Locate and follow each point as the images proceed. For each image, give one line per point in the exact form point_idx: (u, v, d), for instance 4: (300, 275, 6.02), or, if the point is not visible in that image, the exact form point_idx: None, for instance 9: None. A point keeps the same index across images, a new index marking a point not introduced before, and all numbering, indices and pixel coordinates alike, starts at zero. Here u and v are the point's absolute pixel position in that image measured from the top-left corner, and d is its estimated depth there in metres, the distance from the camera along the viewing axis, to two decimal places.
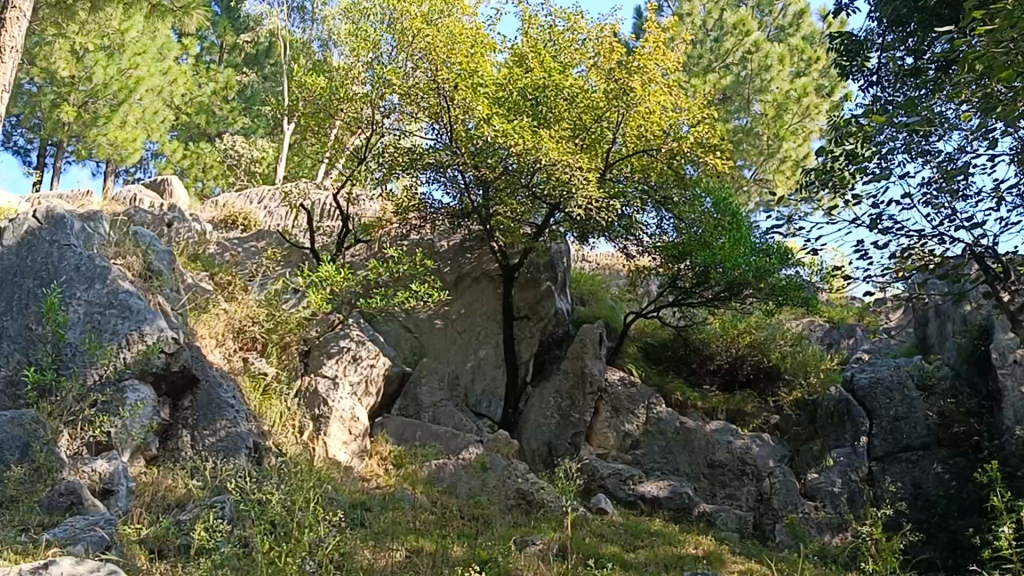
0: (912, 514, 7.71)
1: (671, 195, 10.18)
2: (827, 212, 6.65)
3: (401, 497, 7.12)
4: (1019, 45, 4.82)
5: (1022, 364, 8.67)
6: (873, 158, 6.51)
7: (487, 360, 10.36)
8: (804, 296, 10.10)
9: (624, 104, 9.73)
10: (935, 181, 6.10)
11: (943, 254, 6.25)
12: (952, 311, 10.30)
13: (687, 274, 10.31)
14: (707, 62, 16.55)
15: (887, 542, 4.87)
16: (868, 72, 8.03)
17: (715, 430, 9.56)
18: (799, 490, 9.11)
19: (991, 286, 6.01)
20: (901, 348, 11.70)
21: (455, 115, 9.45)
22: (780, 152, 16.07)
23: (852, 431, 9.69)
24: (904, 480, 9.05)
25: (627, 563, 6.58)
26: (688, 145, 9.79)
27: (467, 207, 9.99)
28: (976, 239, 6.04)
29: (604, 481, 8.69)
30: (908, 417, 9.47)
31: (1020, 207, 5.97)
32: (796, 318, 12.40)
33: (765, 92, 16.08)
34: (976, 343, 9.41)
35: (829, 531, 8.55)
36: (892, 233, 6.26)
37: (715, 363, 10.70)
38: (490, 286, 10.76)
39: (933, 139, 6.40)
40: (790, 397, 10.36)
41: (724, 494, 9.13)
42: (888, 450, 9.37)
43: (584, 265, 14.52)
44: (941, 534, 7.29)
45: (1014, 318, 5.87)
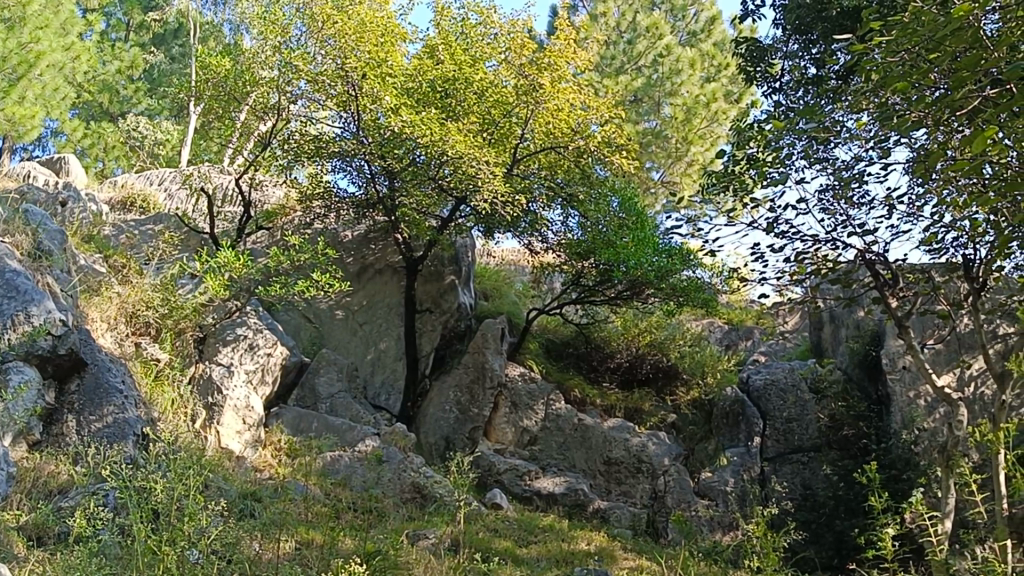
0: (800, 513, 7.87)
1: (579, 194, 10.17)
2: (726, 215, 6.71)
3: (292, 488, 7.02)
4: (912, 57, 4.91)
5: (911, 370, 8.89)
6: (773, 163, 6.56)
7: (388, 352, 10.32)
8: (705, 297, 10.14)
9: (534, 101, 9.77)
10: (831, 187, 6.21)
11: (836, 260, 6.34)
12: (845, 316, 10.51)
13: (590, 271, 10.34)
14: (619, 63, 16.80)
15: (768, 538, 4.96)
16: (773, 79, 8.18)
17: (613, 427, 9.62)
18: (693, 488, 9.21)
19: (881, 292, 6.12)
20: (795, 351, 11.96)
21: (363, 105, 9.30)
22: (688, 155, 16.17)
23: (746, 432, 9.78)
24: (793, 482, 9.20)
25: (519, 558, 6.59)
26: (595, 143, 9.87)
27: (372, 197, 9.85)
28: (868, 245, 6.15)
29: (500, 476, 8.74)
30: (801, 419, 9.62)
31: (911, 215, 6.07)
32: (696, 319, 12.61)
33: (675, 95, 16.27)
34: (868, 348, 9.55)
35: (720, 529, 8.65)
36: (787, 237, 6.36)
37: (615, 361, 10.84)
38: (393, 278, 10.75)
39: (831, 146, 6.48)
40: (688, 396, 10.71)
41: (619, 492, 9.19)
42: (780, 451, 9.51)
43: (489, 259, 14.57)
44: (828, 534, 7.51)
45: (901, 325, 5.98)
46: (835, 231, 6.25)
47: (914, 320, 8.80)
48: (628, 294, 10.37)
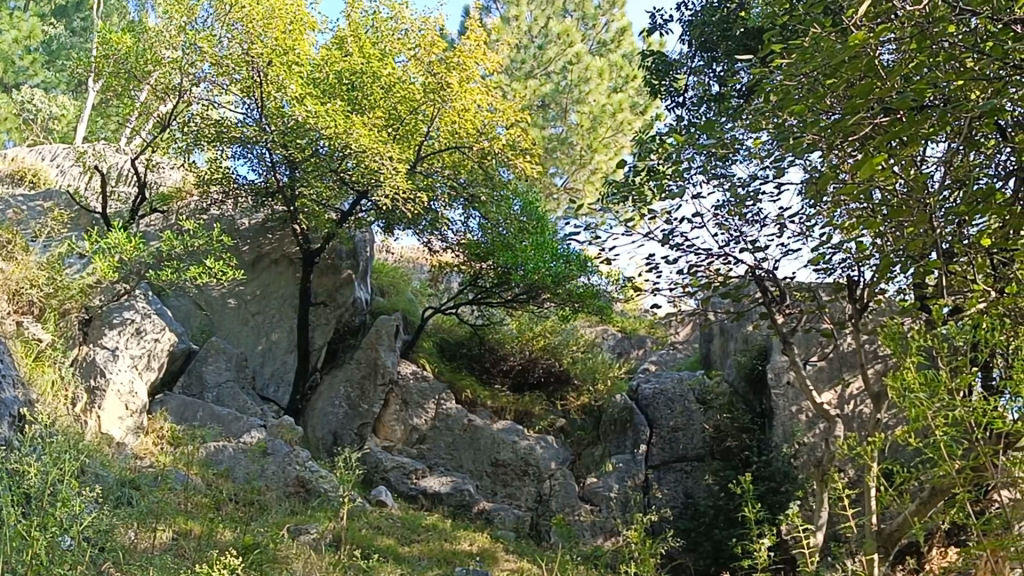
0: (680, 521, 8.00)
1: (480, 195, 10.21)
2: (625, 225, 6.77)
3: (172, 477, 6.89)
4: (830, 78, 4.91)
5: (794, 386, 9.06)
6: (673, 177, 6.64)
7: (279, 344, 10.25)
8: (599, 304, 10.25)
9: (441, 99, 9.79)
10: (727, 203, 6.32)
11: (728, 274, 6.47)
12: (735, 330, 10.72)
13: (488, 272, 10.39)
14: (528, 67, 16.86)
15: (644, 545, 5.05)
16: (676, 93, 8.34)
17: (502, 429, 9.66)
18: (578, 493, 9.23)
19: (768, 308, 6.26)
20: (685, 361, 12.16)
21: (268, 92, 9.17)
22: (591, 163, 16.29)
23: (632, 439, 9.88)
24: (676, 490, 9.34)
25: (399, 556, 6.57)
26: (501, 146, 10.02)
27: (272, 185, 9.71)
28: (759, 262, 6.28)
29: (386, 474, 8.70)
30: (686, 429, 9.77)
31: (802, 235, 6.22)
32: (591, 325, 12.76)
33: (582, 103, 16.41)
34: (755, 362, 9.74)
35: (602, 534, 8.69)
36: (682, 249, 6.47)
37: (508, 364, 10.92)
38: (289, 269, 10.71)
39: (731, 163, 6.60)
40: (577, 402, 10.70)
41: (505, 493, 9.23)
42: (664, 459, 9.64)
43: (387, 255, 14.50)
44: (706, 543, 7.66)
45: (786, 341, 6.12)
46: (728, 245, 6.38)
47: (800, 337, 9.00)
48: (524, 297, 10.44)
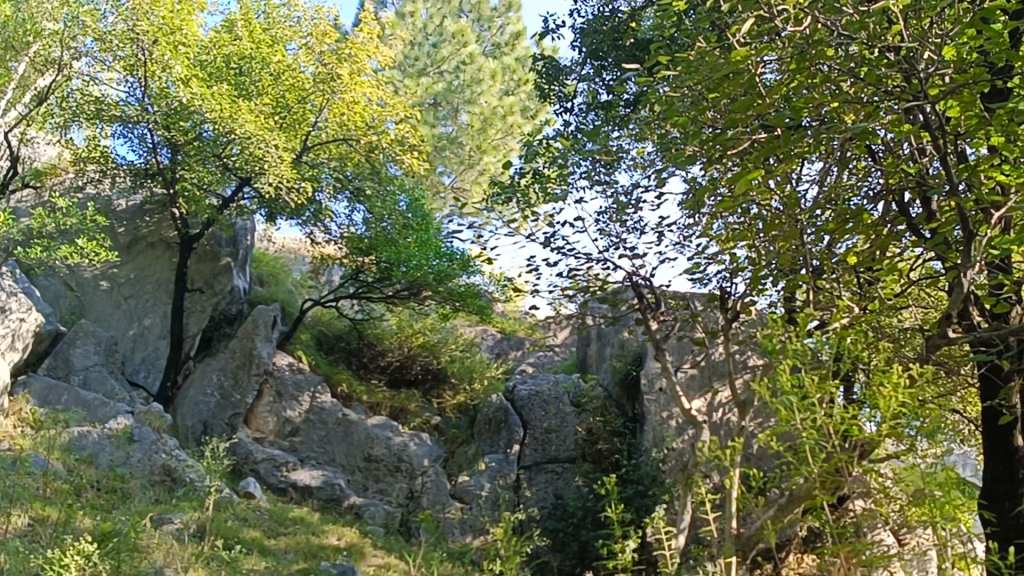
0: (549, 522, 8.11)
1: (366, 188, 10.27)
2: (507, 226, 6.82)
3: (31, 461, 6.66)
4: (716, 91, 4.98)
5: (666, 393, 9.21)
6: (559, 184, 6.71)
7: (151, 329, 10.05)
8: (480, 304, 10.22)
9: (330, 90, 9.87)
10: (608, 209, 6.42)
11: (606, 279, 6.57)
12: (612, 336, 10.89)
13: (370, 267, 10.30)
14: (421, 65, 16.88)
15: (509, 543, 5.14)
16: (564, 98, 8.41)
17: (376, 425, 9.63)
18: (449, 490, 9.25)
19: (643, 314, 6.37)
20: (562, 364, 12.32)
21: (151, 71, 9.03)
22: (479, 164, 16.27)
23: (506, 439, 9.97)
24: (546, 491, 9.35)
25: (264, 549, 6.49)
26: (389, 140, 10.23)
27: (152, 167, 9.50)
28: (636, 269, 6.40)
29: (256, 465, 8.59)
30: (559, 431, 9.85)
31: (679, 244, 6.35)
32: (470, 325, 12.87)
33: (473, 104, 16.47)
34: (629, 368, 9.89)
35: (471, 532, 8.71)
36: (563, 253, 6.55)
37: (386, 359, 10.93)
38: (166, 253, 10.54)
39: (614, 172, 6.68)
40: (453, 400, 10.82)
41: (376, 489, 9.16)
42: (536, 460, 9.68)
43: (268, 245, 14.35)
44: (573, 544, 7.79)
45: (659, 347, 6.21)
46: (608, 251, 6.48)
47: (673, 344, 9.18)
48: (405, 293, 10.33)
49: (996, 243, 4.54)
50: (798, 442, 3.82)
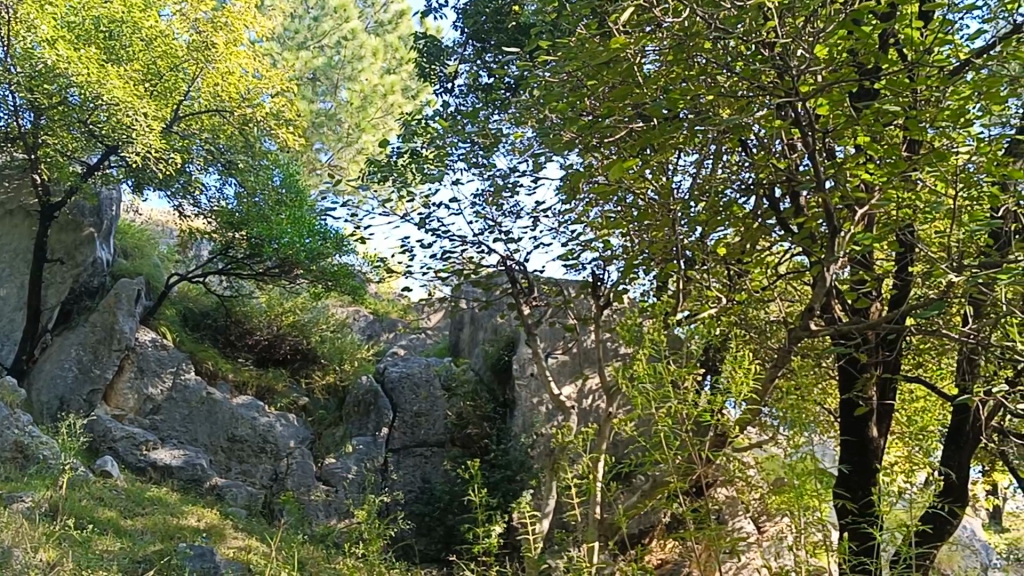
0: (416, 506, 8.12)
1: (238, 162, 10.11)
2: (380, 206, 6.75)
3: None
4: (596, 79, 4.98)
5: (537, 378, 9.28)
6: (437, 167, 6.64)
7: (7, 300, 9.69)
8: (353, 284, 10.15)
9: (204, 59, 9.66)
10: (485, 192, 6.38)
11: (480, 263, 6.54)
12: (485, 320, 10.94)
13: (240, 243, 10.06)
14: (301, 38, 16.42)
15: (371, 527, 5.10)
16: (444, 79, 8.37)
17: (240, 405, 9.48)
18: (314, 473, 9.20)
19: (515, 299, 6.34)
20: (434, 347, 12.32)
21: (15, 31, 8.39)
22: (358, 142, 16.34)
23: (374, 422, 9.85)
24: (414, 475, 9.32)
25: (120, 530, 6.28)
26: (263, 114, 10.06)
27: (12, 131, 9.05)
28: (510, 253, 6.39)
29: (114, 444, 8.29)
30: (429, 415, 9.85)
31: (553, 231, 6.37)
32: (343, 305, 12.78)
33: (354, 81, 16.28)
34: (501, 353, 9.91)
35: (335, 515, 8.64)
36: (437, 235, 6.49)
37: (254, 338, 10.69)
38: (25, 221, 10.20)
39: (491, 155, 6.66)
40: (323, 380, 10.88)
41: (239, 470, 8.99)
42: (404, 444, 9.62)
43: (136, 217, 13.92)
44: (439, 528, 7.80)
45: (531, 332, 6.19)
46: (482, 234, 6.45)
47: (545, 330, 9.22)
48: (276, 271, 10.22)
49: (858, 239, 4.65)
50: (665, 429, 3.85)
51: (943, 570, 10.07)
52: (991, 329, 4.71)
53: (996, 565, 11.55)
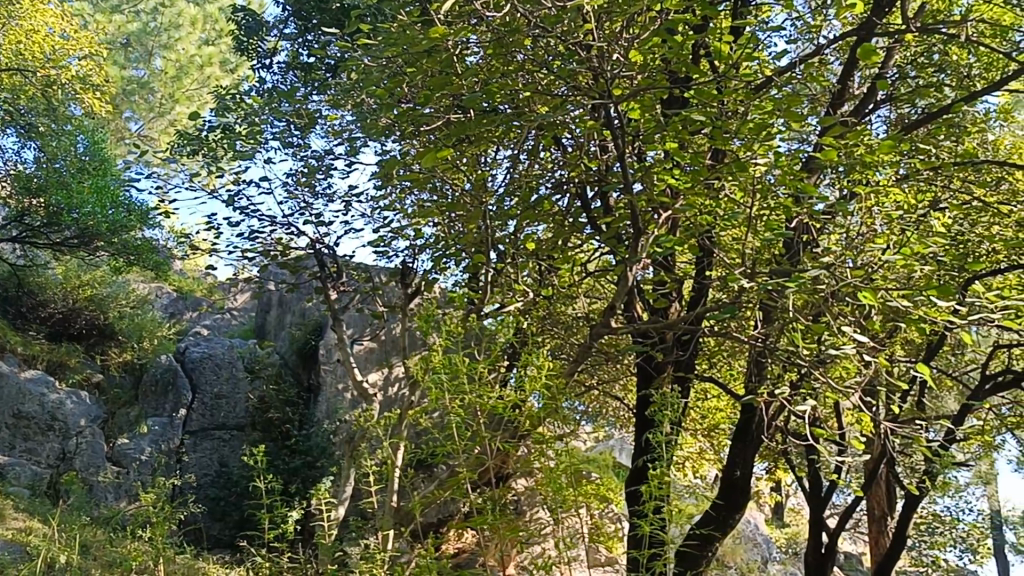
0: (211, 490, 8.02)
1: (39, 125, 9.55)
2: (188, 178, 6.53)
3: None
4: (417, 65, 4.88)
5: (343, 364, 9.25)
6: (251, 144, 6.46)
7: None
8: (156, 259, 10.01)
9: (7, 14, 9.04)
10: (297, 173, 6.29)
11: (288, 244, 6.44)
12: (293, 303, 10.83)
13: (37, 211, 9.46)
14: (115, 0, 15.72)
15: (160, 510, 4.96)
16: (262, 55, 8.17)
17: (29, 379, 8.98)
18: (105, 453, 9.02)
19: (323, 284, 6.27)
20: (239, 328, 12.09)
21: None
22: (171, 113, 15.82)
23: (172, 402, 9.80)
24: (210, 458, 9.43)
25: None
26: (69, 78, 9.60)
27: None
28: (320, 236, 6.32)
29: None
30: (229, 397, 9.95)
31: (364, 217, 6.34)
32: (145, 281, 12.38)
33: (169, 50, 15.84)
34: (308, 337, 9.82)
35: (124, 498, 8.61)
36: (246, 213, 6.35)
37: (47, 311, 10.18)
38: None
39: (306, 136, 6.56)
40: (119, 359, 10.39)
41: (24, 449, 8.56)
42: (202, 426, 9.70)
43: None
44: (234, 513, 7.79)
45: (337, 317, 6.09)
46: (292, 215, 6.35)
47: (353, 316, 9.17)
48: (74, 242, 9.75)
49: (660, 242, 4.79)
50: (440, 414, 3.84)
51: (726, 561, 10.56)
52: (778, 334, 4.95)
53: (774, 556, 12.18)
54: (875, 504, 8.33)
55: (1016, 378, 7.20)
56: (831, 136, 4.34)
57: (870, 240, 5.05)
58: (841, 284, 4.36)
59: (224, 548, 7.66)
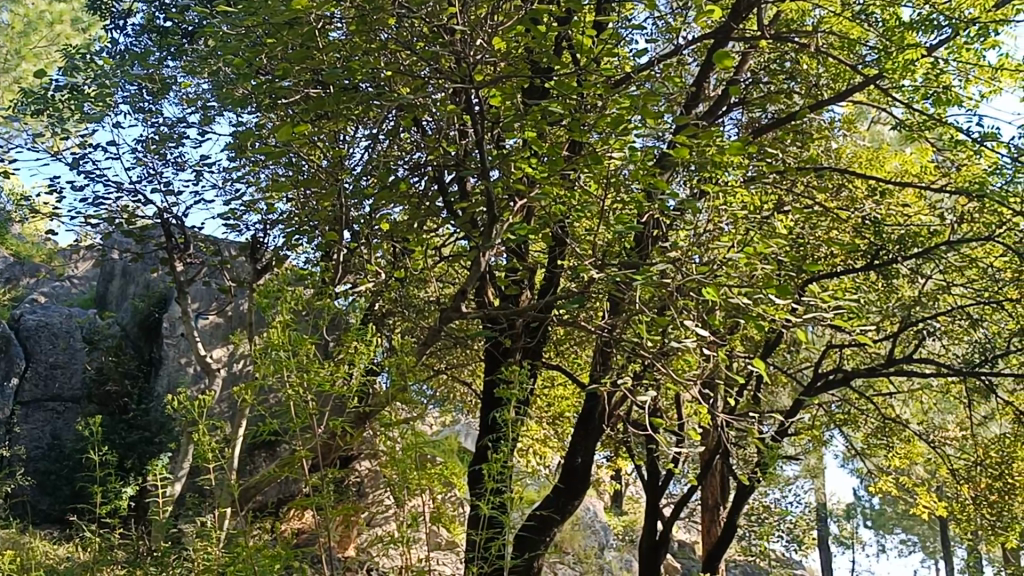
0: (41, 463, 7.76)
1: None
2: (32, 138, 6.27)
3: None
4: (277, 36, 4.77)
5: (186, 338, 9.06)
6: (99, 107, 6.24)
7: None
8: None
9: None
10: (147, 139, 6.11)
11: (134, 212, 6.25)
12: (137, 274, 10.52)
13: None
14: None
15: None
16: (117, 15, 7.88)
17: None
18: None
19: (168, 254, 6.12)
20: (80, 297, 11.68)
21: None
22: (16, 70, 15.11)
23: (4, 370, 9.52)
24: (42, 431, 9.15)
25: None
26: None
27: None
28: (168, 205, 6.16)
29: None
30: (65, 368, 9.69)
31: (215, 189, 6.20)
32: None
33: (17, 3, 15.15)
34: (151, 309, 9.56)
35: None
36: (91, 177, 6.13)
37: None
38: None
39: (158, 101, 6.38)
40: None
41: None
42: (35, 397, 9.40)
43: None
44: (64, 488, 7.56)
45: (182, 289, 5.95)
46: (139, 182, 6.17)
47: (199, 290, 8.97)
48: None
49: (513, 230, 4.82)
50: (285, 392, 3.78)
51: (563, 547, 10.77)
52: (624, 325, 5.05)
53: (611, 543, 12.48)
54: (709, 494, 8.62)
55: (845, 378, 7.54)
56: (684, 135, 4.44)
57: (717, 238, 5.19)
58: (686, 279, 4.48)
59: (52, 524, 7.43)
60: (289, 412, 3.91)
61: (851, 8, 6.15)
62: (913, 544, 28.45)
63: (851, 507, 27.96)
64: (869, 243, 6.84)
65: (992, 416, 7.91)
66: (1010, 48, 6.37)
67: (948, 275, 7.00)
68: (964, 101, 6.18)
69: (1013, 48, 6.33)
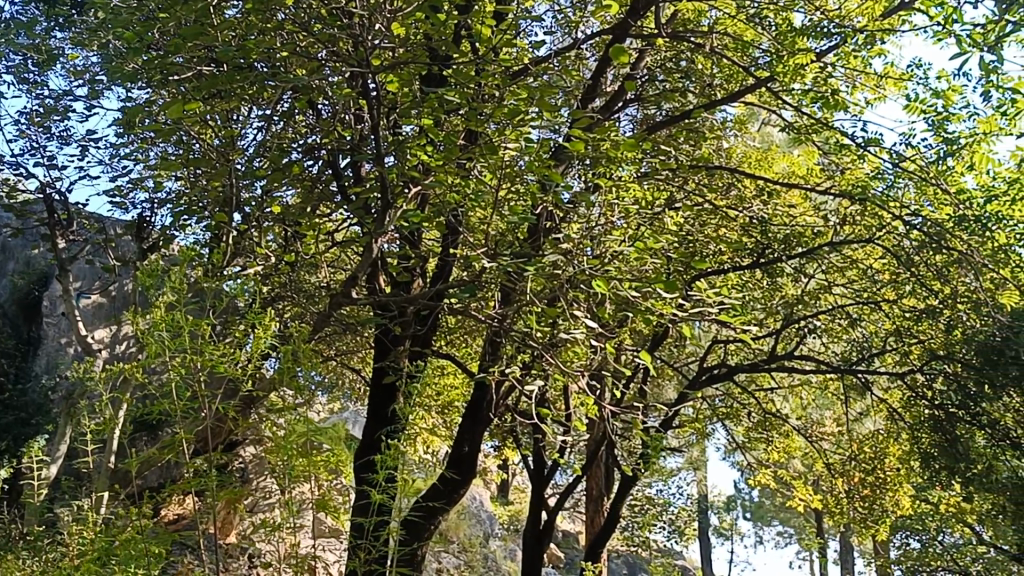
0: None
1: None
2: None
3: None
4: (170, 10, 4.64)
5: (67, 317, 8.82)
6: None
7: None
8: None
9: None
10: (31, 111, 5.92)
11: (15, 186, 6.06)
12: (17, 250, 10.19)
13: None
14: None
15: None
16: None
17: None
18: None
19: (51, 230, 5.94)
20: None
21: None
22: None
23: None
24: None
25: None
26: None
27: None
28: (52, 180, 5.98)
29: None
30: None
31: (102, 165, 6.05)
32: None
33: None
34: (30, 287, 9.28)
35: None
36: None
37: None
38: None
39: (44, 73, 6.18)
40: None
41: None
42: None
43: None
44: None
45: (64, 268, 5.78)
46: (22, 155, 5.97)
47: (82, 269, 8.74)
48: None
49: (407, 217, 4.80)
50: (168, 376, 3.70)
51: (448, 536, 10.81)
52: (514, 316, 5.07)
53: (496, 533, 12.58)
54: (594, 484, 8.74)
55: (729, 373, 7.70)
56: (580, 128, 4.48)
57: (608, 232, 5.25)
58: (577, 271, 4.52)
59: None
60: (172, 395, 3.83)
61: (746, 11, 6.27)
62: (788, 536, 29.29)
63: (730, 500, 28.63)
64: (755, 241, 7.00)
65: (867, 413, 8.19)
66: (895, 58, 6.58)
67: (829, 275, 7.22)
68: (851, 107, 6.36)
69: (898, 58, 6.54)
